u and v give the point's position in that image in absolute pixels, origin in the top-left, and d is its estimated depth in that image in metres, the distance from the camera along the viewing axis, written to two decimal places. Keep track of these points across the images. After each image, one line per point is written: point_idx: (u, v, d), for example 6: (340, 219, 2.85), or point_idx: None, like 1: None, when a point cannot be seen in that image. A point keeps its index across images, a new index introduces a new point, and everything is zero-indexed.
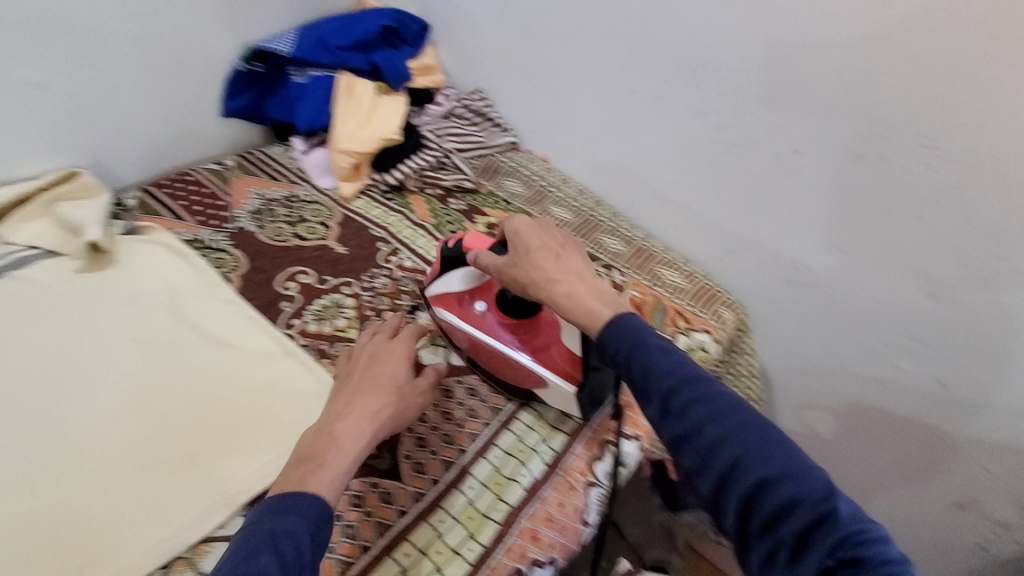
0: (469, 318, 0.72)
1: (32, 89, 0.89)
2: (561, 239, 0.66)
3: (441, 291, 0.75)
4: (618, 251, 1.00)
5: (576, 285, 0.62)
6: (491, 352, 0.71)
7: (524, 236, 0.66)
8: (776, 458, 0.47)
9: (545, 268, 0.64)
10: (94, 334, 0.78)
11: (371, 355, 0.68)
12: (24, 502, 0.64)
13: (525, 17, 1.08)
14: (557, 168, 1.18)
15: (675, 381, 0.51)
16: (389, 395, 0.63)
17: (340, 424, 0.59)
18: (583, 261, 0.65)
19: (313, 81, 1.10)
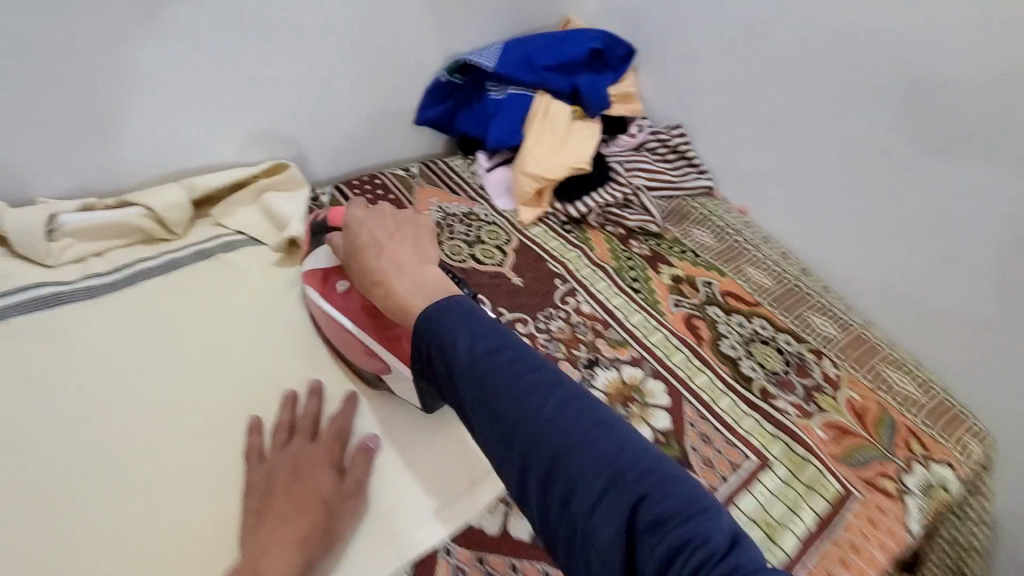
0: (331, 297, 0.73)
1: (267, 84, 0.93)
2: (395, 230, 0.60)
3: (311, 271, 0.76)
4: (829, 336, 0.86)
5: (401, 276, 0.55)
6: (347, 336, 0.70)
7: (359, 229, 0.60)
8: (568, 428, 0.42)
9: (371, 261, 0.57)
10: (277, 329, 0.77)
11: (290, 464, 0.58)
12: (186, 498, 0.60)
13: (757, 54, 0.96)
14: (756, 223, 1.04)
15: (476, 361, 0.45)
16: (317, 513, 0.54)
17: (264, 555, 0.51)
18: (414, 250, 0.58)
19: (510, 99, 1.06)
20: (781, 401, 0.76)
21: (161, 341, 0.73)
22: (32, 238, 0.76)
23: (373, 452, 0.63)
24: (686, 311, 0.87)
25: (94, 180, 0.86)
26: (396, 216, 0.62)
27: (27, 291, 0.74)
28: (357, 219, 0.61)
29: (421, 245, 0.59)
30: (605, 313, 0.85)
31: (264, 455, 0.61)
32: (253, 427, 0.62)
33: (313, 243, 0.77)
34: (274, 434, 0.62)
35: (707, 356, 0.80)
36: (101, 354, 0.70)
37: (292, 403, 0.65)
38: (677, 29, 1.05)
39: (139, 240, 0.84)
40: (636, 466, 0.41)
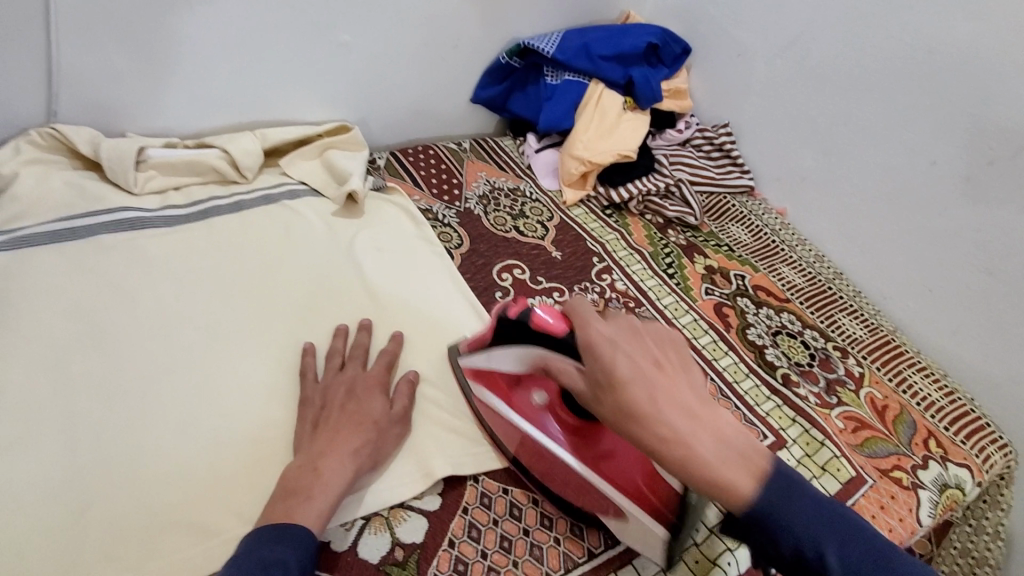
0: (522, 408, 0.65)
1: (340, 48, 0.99)
2: (659, 358, 0.51)
3: (483, 368, 0.67)
4: (856, 336, 0.88)
5: (700, 442, 0.47)
6: (546, 457, 0.63)
7: (615, 363, 0.50)
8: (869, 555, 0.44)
9: (642, 402, 0.48)
10: (331, 273, 0.83)
11: (346, 386, 0.64)
12: (242, 408, 0.66)
13: (814, 59, 0.98)
14: (793, 225, 1.06)
15: (832, 544, 0.44)
16: (369, 430, 0.60)
17: (321, 457, 0.56)
18: (688, 385, 0.51)
19: (565, 85, 1.09)
20: (803, 389, 0.78)
21: (230, 270, 0.80)
22: (123, 167, 0.83)
23: (416, 386, 0.68)
24: (717, 299, 0.90)
25: (178, 123, 0.94)
26: (640, 321, 0.55)
27: (114, 212, 0.81)
28: (604, 336, 0.53)
29: (692, 375, 0.53)
30: (638, 292, 0.89)
31: (315, 378, 0.67)
32: (309, 351, 0.69)
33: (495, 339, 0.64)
34: (329, 359, 0.68)
35: (733, 342, 0.83)
36: (177, 275, 0.78)
37: (346, 334, 0.72)
38: (735, 30, 1.08)
39: (214, 180, 0.91)
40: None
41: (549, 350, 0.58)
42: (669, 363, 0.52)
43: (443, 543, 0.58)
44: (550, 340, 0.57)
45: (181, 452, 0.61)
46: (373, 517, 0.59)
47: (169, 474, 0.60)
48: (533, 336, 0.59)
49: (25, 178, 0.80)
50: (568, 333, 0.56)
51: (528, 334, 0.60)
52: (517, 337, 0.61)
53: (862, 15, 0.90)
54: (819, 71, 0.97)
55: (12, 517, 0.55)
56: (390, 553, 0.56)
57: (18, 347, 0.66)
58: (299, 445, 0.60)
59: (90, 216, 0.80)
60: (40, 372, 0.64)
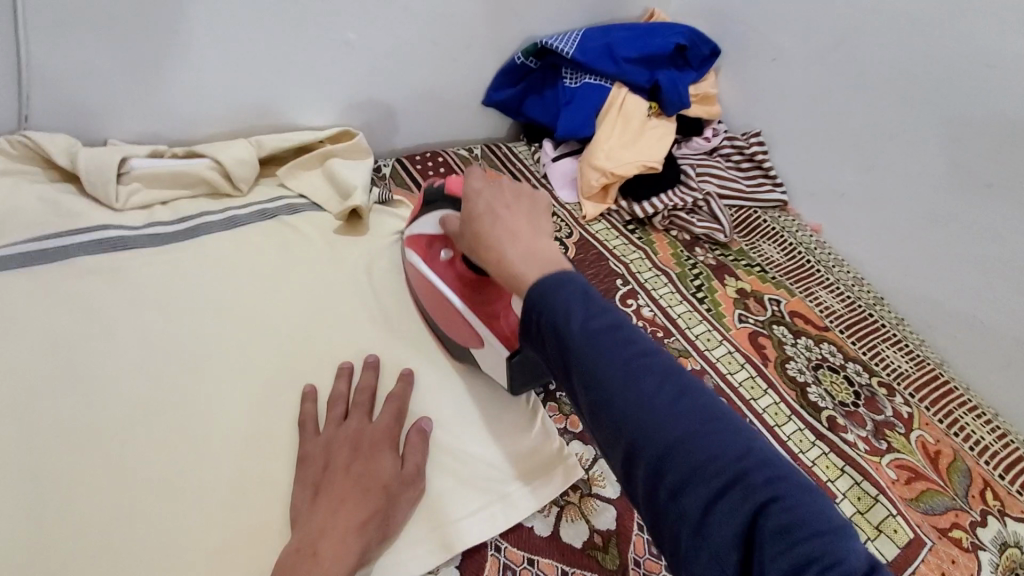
0: (432, 263, 0.71)
1: (342, 48, 0.91)
2: (511, 199, 0.56)
3: (413, 233, 0.75)
4: (902, 370, 0.81)
5: (512, 250, 0.51)
6: (443, 306, 0.70)
7: (472, 198, 0.57)
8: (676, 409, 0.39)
9: (484, 226, 0.54)
10: (334, 298, 0.76)
11: (351, 443, 0.57)
12: (235, 460, 0.59)
13: (859, 67, 0.90)
14: (828, 244, 0.99)
15: (588, 343, 0.42)
16: (377, 498, 0.53)
17: (322, 537, 0.50)
18: (531, 221, 0.54)
19: (586, 88, 1.01)
20: (851, 434, 0.71)
21: (222, 297, 0.73)
22: (103, 180, 0.75)
23: (429, 434, 0.62)
24: (751, 328, 0.83)
25: (166, 129, 0.86)
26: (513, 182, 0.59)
27: (94, 231, 0.74)
28: (475, 187, 0.58)
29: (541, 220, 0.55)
30: (667, 321, 0.82)
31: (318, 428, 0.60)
32: (309, 396, 0.63)
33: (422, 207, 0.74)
34: (332, 407, 0.62)
35: (771, 378, 0.76)
36: (164, 303, 0.70)
37: (350, 375, 0.65)
38: (770, 33, 1.00)
39: (205, 192, 0.83)
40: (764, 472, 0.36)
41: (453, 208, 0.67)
42: (519, 207, 0.56)
43: None
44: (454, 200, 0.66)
45: (166, 515, 0.55)
46: None
47: (152, 542, 0.53)
48: (446, 200, 0.68)
49: None
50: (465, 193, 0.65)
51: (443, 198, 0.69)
52: (434, 200, 0.71)
53: (916, 20, 0.82)
54: (863, 79, 0.90)
55: None
56: None
57: None
58: (299, 515, 0.53)
59: (67, 236, 0.72)
60: (6, 419, 0.58)
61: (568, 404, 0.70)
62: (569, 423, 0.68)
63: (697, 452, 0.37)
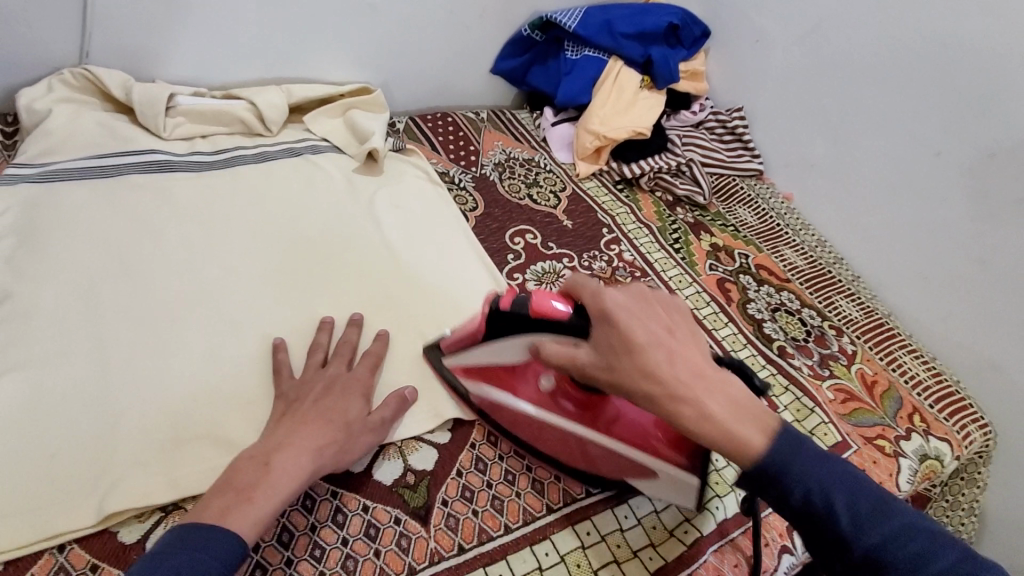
0: (523, 394, 0.65)
1: (367, 11, 1.01)
2: (668, 323, 0.52)
3: (469, 363, 0.68)
4: (852, 317, 0.91)
5: (713, 398, 0.49)
6: (554, 433, 0.64)
7: (628, 328, 0.50)
8: (866, 503, 0.47)
9: (663, 371, 0.49)
10: (352, 225, 0.86)
11: (324, 383, 0.63)
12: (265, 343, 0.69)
13: (832, 49, 1.00)
14: (798, 210, 1.09)
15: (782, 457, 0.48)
16: (338, 430, 0.59)
17: (277, 452, 0.55)
18: (699, 348, 0.52)
19: (585, 60, 1.11)
20: (798, 361, 0.82)
21: (254, 217, 0.83)
22: (153, 111, 0.86)
23: (408, 403, 0.66)
24: (720, 275, 0.93)
25: (206, 72, 0.95)
26: (652, 290, 0.55)
27: (144, 154, 0.84)
28: (618, 305, 0.52)
29: (701, 341, 0.54)
30: (644, 263, 0.92)
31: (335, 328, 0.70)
32: (280, 347, 0.67)
33: (485, 332, 0.64)
34: (311, 354, 0.67)
35: (734, 315, 0.86)
36: (204, 218, 0.81)
37: (331, 329, 0.70)
38: (755, 16, 1.10)
39: (240, 131, 0.93)
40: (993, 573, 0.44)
41: (547, 334, 0.58)
42: (680, 330, 0.53)
43: (451, 473, 0.64)
44: (553, 324, 0.57)
45: (206, 380, 0.65)
46: (387, 447, 0.64)
47: (196, 398, 0.63)
48: (523, 327, 0.60)
49: (57, 114, 0.82)
50: (565, 313, 0.57)
51: (526, 321, 0.59)
52: (509, 330, 0.62)
53: (883, 6, 0.92)
54: (836, 60, 0.99)
55: (48, 427, 0.58)
56: (403, 477, 0.62)
57: (53, 274, 0.69)
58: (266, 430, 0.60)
59: (119, 156, 0.82)
60: (72, 297, 0.68)
61: None
62: None
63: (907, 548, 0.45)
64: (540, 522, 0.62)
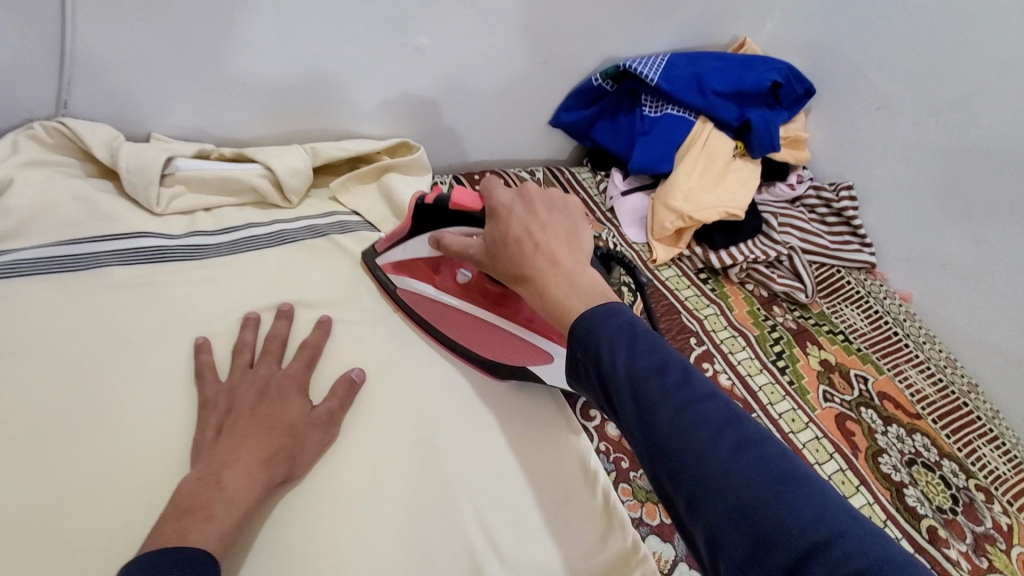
0: (443, 286, 0.68)
1: (415, 56, 0.82)
2: (544, 217, 0.51)
3: (398, 260, 0.70)
4: (1000, 475, 0.74)
5: (554, 279, 0.47)
6: (469, 322, 0.67)
7: (504, 217, 0.52)
8: (733, 447, 0.35)
9: (521, 253, 0.50)
10: (389, 341, 0.68)
11: (258, 388, 0.55)
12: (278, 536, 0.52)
13: (982, 131, 0.81)
14: (918, 316, 0.91)
15: (632, 373, 0.39)
16: (283, 435, 0.52)
17: (225, 467, 0.48)
18: (570, 239, 0.51)
19: (667, 119, 0.93)
20: (953, 549, 0.64)
21: (266, 326, 0.65)
22: (145, 182, 0.68)
23: (357, 387, 0.61)
24: (838, 409, 0.75)
25: (214, 125, 0.77)
26: (546, 190, 0.53)
27: (130, 238, 0.66)
28: (504, 201, 0.53)
29: (580, 239, 0.52)
30: (746, 392, 0.75)
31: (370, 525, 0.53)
32: (202, 347, 0.60)
33: (410, 229, 0.67)
34: (237, 355, 0.59)
35: (864, 473, 0.69)
36: (204, 329, 0.63)
37: (257, 326, 0.63)
38: (878, 79, 0.91)
39: (252, 202, 0.75)
40: (855, 541, 0.30)
41: (460, 227, 0.62)
42: (557, 227, 0.51)
43: None
44: (467, 218, 0.60)
45: None
46: None
47: None
48: (438, 219, 0.63)
49: (21, 185, 0.64)
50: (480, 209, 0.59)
51: (447, 215, 0.62)
52: (431, 224, 0.65)
53: None
54: (987, 145, 0.81)
55: None
56: None
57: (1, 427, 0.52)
58: (195, 446, 0.52)
59: (98, 241, 0.65)
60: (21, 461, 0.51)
61: (643, 489, 0.64)
62: (645, 513, 0.62)
63: (775, 515, 0.32)
64: None
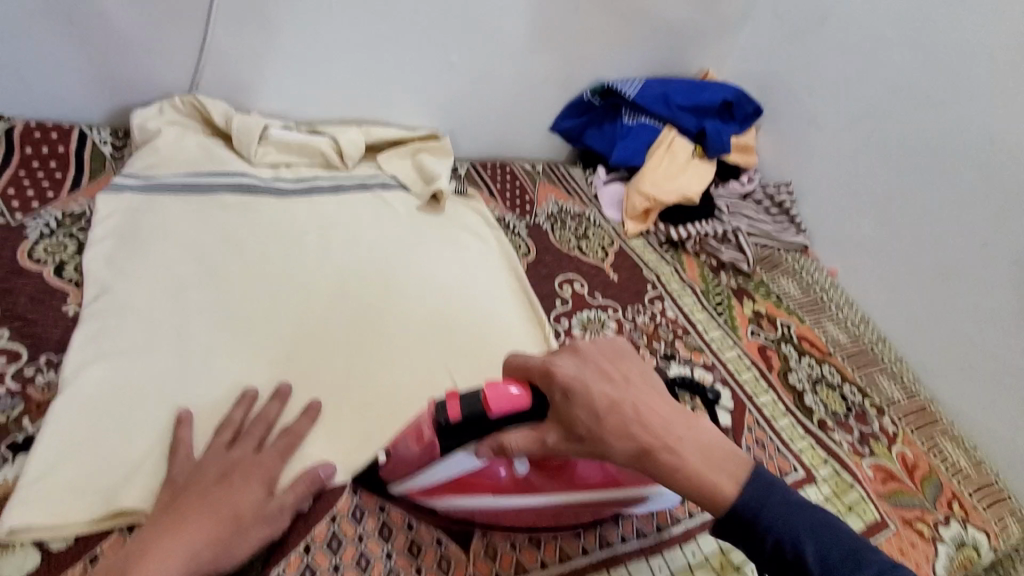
0: (496, 491, 0.61)
1: (447, 68, 1.09)
2: (619, 377, 0.56)
3: (430, 482, 0.61)
4: (895, 399, 0.92)
5: (683, 449, 0.54)
6: (543, 510, 0.62)
7: (591, 396, 0.54)
8: (846, 551, 0.51)
9: (645, 439, 0.53)
10: (411, 258, 0.91)
11: (221, 469, 0.58)
12: (330, 361, 0.74)
13: (884, 138, 1.04)
14: (843, 288, 1.12)
15: (773, 513, 0.52)
16: (224, 526, 0.54)
17: (151, 553, 0.50)
18: (653, 393, 0.57)
19: (641, 126, 1.17)
20: (838, 435, 0.84)
21: (328, 238, 0.89)
22: (248, 138, 0.94)
23: (324, 480, 0.62)
24: (761, 341, 0.95)
25: (292, 108, 1.04)
26: (595, 351, 0.58)
27: (233, 176, 0.92)
28: (573, 378, 0.54)
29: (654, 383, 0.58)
30: (687, 322, 0.95)
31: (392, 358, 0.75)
32: (183, 421, 0.62)
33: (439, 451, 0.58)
34: (219, 434, 0.62)
35: (775, 383, 0.89)
36: (281, 235, 0.87)
37: (251, 403, 0.65)
38: (810, 101, 1.15)
39: (318, 163, 1.01)
40: None
41: (505, 426, 0.56)
42: (638, 386, 0.56)
43: None
44: (519, 415, 0.56)
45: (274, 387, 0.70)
46: None
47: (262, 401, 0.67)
48: (478, 433, 0.57)
49: (165, 134, 0.91)
50: (531, 403, 0.55)
51: (484, 423, 0.56)
52: (465, 438, 0.57)
53: (935, 105, 0.98)
54: (888, 147, 1.04)
55: (130, 415, 0.63)
56: None
57: (144, 277, 0.75)
58: (145, 521, 0.55)
59: (213, 175, 0.91)
60: (160, 297, 0.74)
61: None
62: None
63: None
64: (575, 562, 0.63)
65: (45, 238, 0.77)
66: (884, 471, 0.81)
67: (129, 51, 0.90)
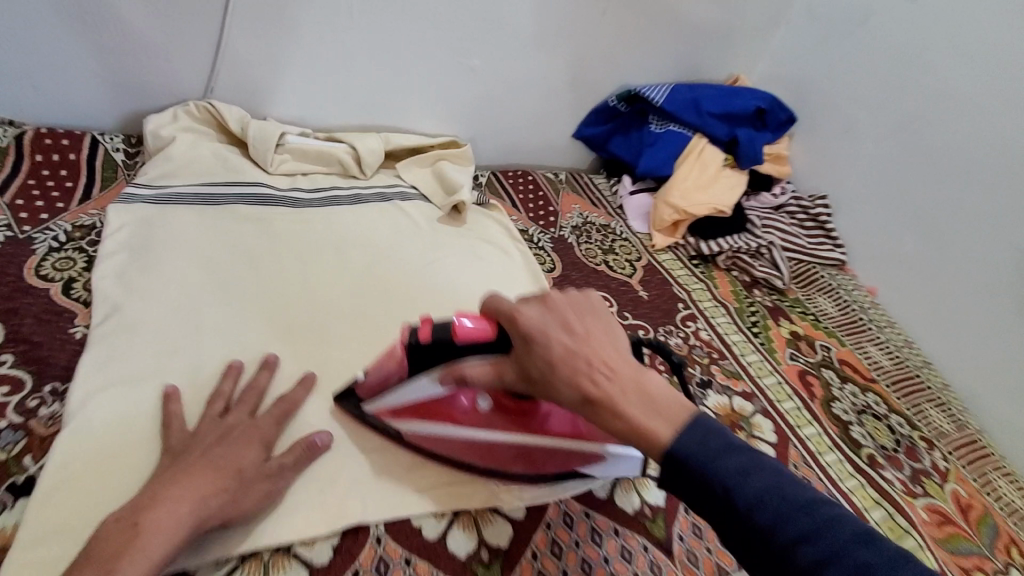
0: (459, 422, 0.63)
1: (469, 73, 1.05)
2: (581, 325, 0.51)
3: (396, 405, 0.64)
4: (944, 431, 0.87)
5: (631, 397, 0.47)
6: (500, 448, 0.63)
7: (542, 338, 0.50)
8: (804, 508, 0.42)
9: (582, 376, 0.48)
10: (433, 273, 0.87)
11: (219, 432, 0.57)
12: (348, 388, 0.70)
13: (930, 148, 0.98)
14: (882, 307, 1.06)
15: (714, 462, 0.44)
16: (226, 478, 0.52)
17: (148, 508, 0.48)
18: (613, 341, 0.50)
19: (670, 134, 1.13)
20: (888, 472, 0.79)
21: (347, 253, 0.86)
22: (265, 146, 0.91)
23: (319, 449, 0.60)
24: (801, 366, 0.90)
25: (310, 114, 1.00)
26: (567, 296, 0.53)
27: (249, 186, 0.88)
28: (533, 319, 0.50)
29: (620, 337, 0.51)
30: (722, 345, 0.90)
31: None
32: (171, 397, 0.61)
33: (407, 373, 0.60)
34: (210, 404, 0.61)
35: (818, 413, 0.84)
36: (298, 250, 0.83)
37: (237, 374, 0.64)
38: (848, 108, 1.10)
39: (337, 173, 0.97)
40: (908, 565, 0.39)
41: (464, 356, 0.56)
42: (596, 333, 0.51)
43: (526, 553, 0.60)
44: (480, 347, 0.55)
45: None
46: (461, 515, 0.62)
47: None
48: (438, 358, 0.57)
49: (179, 142, 0.88)
50: (493, 334, 0.54)
51: (446, 351, 0.57)
52: (428, 363, 0.58)
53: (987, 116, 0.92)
54: (934, 158, 0.98)
55: (137, 447, 0.59)
56: (478, 551, 0.60)
57: (155, 295, 0.71)
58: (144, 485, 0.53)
59: (228, 185, 0.87)
60: (171, 317, 0.70)
61: None
62: None
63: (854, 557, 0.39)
64: None
65: (54, 253, 0.74)
66: (940, 513, 0.75)
67: (143, 57, 0.87)
